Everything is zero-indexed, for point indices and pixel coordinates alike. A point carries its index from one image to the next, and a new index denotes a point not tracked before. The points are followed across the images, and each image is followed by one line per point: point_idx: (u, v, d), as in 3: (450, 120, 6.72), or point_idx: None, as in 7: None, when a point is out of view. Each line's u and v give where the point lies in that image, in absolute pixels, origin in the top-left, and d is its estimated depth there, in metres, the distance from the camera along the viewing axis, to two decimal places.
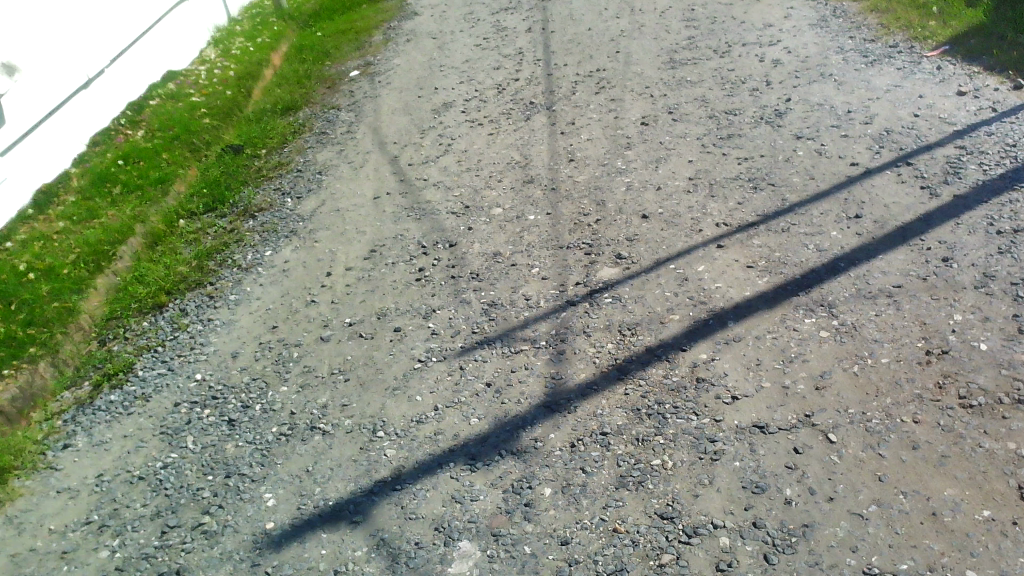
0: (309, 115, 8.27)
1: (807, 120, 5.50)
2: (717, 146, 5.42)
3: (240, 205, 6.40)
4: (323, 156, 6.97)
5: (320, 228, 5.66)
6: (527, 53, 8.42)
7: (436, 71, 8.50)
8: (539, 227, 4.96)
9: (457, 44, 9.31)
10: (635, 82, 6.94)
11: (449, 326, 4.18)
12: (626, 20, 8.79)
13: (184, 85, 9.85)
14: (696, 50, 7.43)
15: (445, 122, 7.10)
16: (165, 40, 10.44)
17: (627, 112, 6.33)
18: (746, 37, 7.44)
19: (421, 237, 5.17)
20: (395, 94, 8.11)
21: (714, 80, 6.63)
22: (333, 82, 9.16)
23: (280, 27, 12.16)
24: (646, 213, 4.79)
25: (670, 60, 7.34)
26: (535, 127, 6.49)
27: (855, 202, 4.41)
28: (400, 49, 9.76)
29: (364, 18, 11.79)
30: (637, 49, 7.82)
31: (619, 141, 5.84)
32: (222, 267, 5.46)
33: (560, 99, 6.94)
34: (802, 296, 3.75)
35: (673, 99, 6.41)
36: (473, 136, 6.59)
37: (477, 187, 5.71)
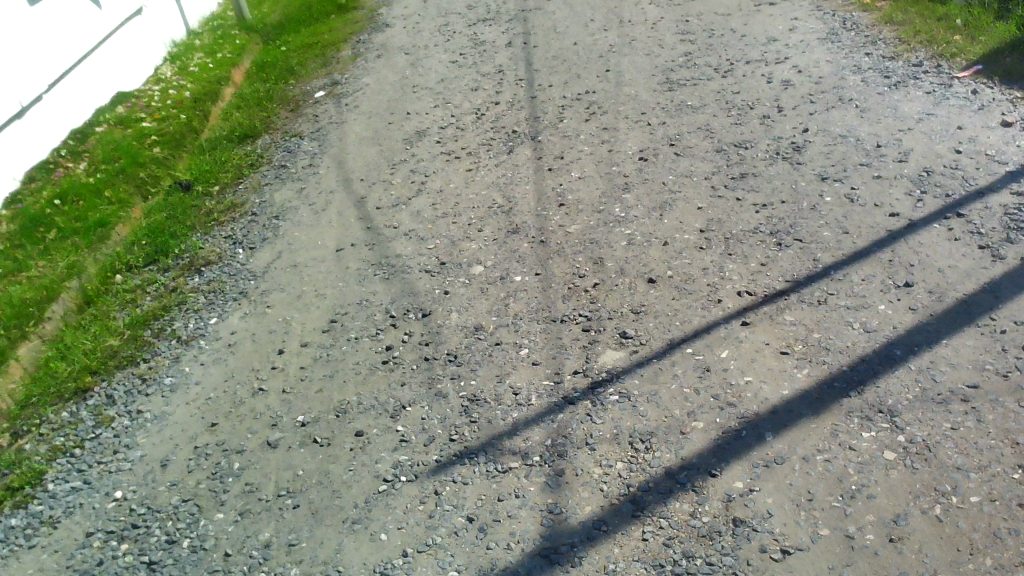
0: (269, 143, 7.51)
1: (830, 157, 4.81)
2: (728, 190, 4.73)
3: (185, 257, 5.64)
4: (281, 196, 6.22)
5: (274, 288, 4.90)
6: (508, 71, 7.71)
7: (410, 92, 7.77)
8: (527, 292, 4.24)
9: (431, 61, 8.58)
10: (630, 107, 6.24)
11: (421, 429, 3.45)
12: (614, 32, 8.09)
13: (134, 108, 9.04)
14: (694, 69, 6.75)
15: (418, 153, 6.37)
16: (115, 59, 9.60)
17: (622, 144, 5.63)
18: (749, 54, 6.76)
19: (390, 303, 4.43)
20: (363, 120, 7.37)
21: (717, 105, 5.94)
22: (297, 105, 8.40)
23: (242, 41, 11.42)
24: (652, 275, 4.08)
25: (666, 80, 6.65)
26: (519, 161, 5.78)
27: (902, 266, 3.72)
28: (371, 66, 9.03)
29: (332, 29, 11.03)
30: (628, 67, 7.13)
31: (616, 181, 5.14)
32: (158, 338, 4.70)
33: (545, 127, 6.24)
34: (854, 396, 3.05)
35: (673, 128, 5.71)
36: (450, 172, 5.86)
37: (455, 237, 4.98)
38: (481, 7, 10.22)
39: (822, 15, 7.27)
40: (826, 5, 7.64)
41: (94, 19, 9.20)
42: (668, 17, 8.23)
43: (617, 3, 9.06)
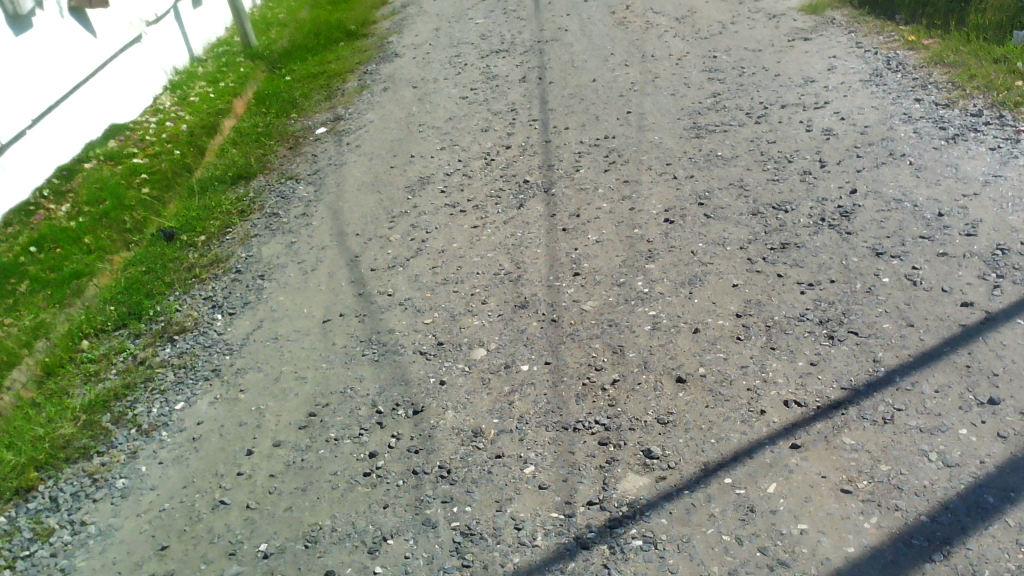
0: (263, 185, 6.99)
1: (884, 226, 4.21)
2: (767, 263, 4.14)
3: (159, 321, 5.09)
4: (269, 250, 5.68)
5: (250, 367, 4.34)
6: (521, 110, 7.16)
7: (415, 131, 7.25)
8: (534, 386, 3.66)
9: (440, 96, 8.07)
10: (653, 156, 5.67)
11: (404, 572, 2.86)
12: (636, 68, 7.54)
13: (126, 142, 8.56)
14: (723, 112, 6.18)
15: (421, 203, 5.83)
16: (110, 89, 9.13)
17: (646, 201, 5.06)
18: (785, 97, 6.19)
19: (378, 393, 3.86)
20: (364, 162, 6.85)
21: (750, 157, 5.36)
22: (297, 143, 7.90)
23: (246, 69, 10.99)
24: (680, 373, 3.49)
25: (693, 124, 6.08)
26: (530, 217, 5.22)
27: (984, 375, 3.11)
28: (377, 100, 8.52)
29: (340, 58, 10.57)
30: (651, 108, 6.56)
31: (639, 247, 4.56)
32: (116, 425, 4.14)
33: (560, 177, 5.67)
34: (940, 562, 2.45)
35: (702, 183, 5.13)
36: (454, 228, 5.31)
37: (456, 310, 4.41)
38: (495, 37, 9.72)
39: (863, 55, 6.70)
40: (866, 42, 7.07)
41: (89, 49, 8.73)
42: (694, 52, 7.68)
43: (639, 35, 8.52)
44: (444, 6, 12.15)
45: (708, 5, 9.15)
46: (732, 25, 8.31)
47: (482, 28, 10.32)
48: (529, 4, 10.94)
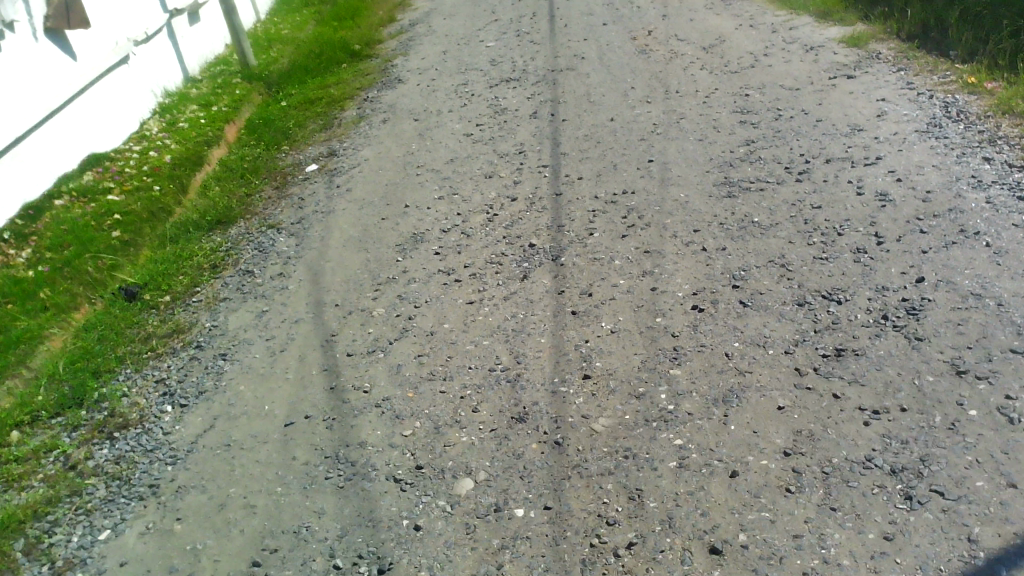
0: (241, 234, 6.30)
1: (964, 331, 3.46)
2: (820, 376, 3.39)
3: (102, 409, 4.38)
4: (235, 320, 4.98)
5: (192, 485, 3.62)
6: (529, 153, 6.44)
7: (413, 174, 6.54)
8: (530, 542, 2.93)
9: (443, 131, 7.36)
10: (679, 219, 4.93)
11: None
12: (658, 107, 6.81)
13: (104, 175, 7.91)
14: (758, 166, 5.43)
15: (411, 266, 5.12)
16: (91, 116, 8.47)
17: (670, 280, 4.32)
18: (829, 149, 5.44)
19: (339, 538, 3.14)
20: (353, 210, 6.14)
21: (792, 226, 4.62)
22: (284, 182, 7.22)
23: (242, 91, 10.38)
24: (715, 540, 2.75)
25: (724, 179, 5.34)
26: (535, 293, 4.49)
27: None
28: (374, 133, 7.84)
29: (340, 82, 9.92)
30: (676, 156, 5.82)
31: (662, 343, 3.82)
32: (28, 559, 3.43)
33: (571, 241, 4.94)
34: None
35: (736, 259, 4.39)
36: (447, 304, 4.58)
37: (441, 417, 3.69)
38: (505, 64, 9.01)
39: (916, 99, 5.95)
40: (918, 82, 6.31)
41: (68, 74, 8.07)
42: (723, 88, 6.94)
43: (661, 66, 7.80)
44: (453, 26, 11.46)
45: (737, 34, 8.41)
46: (764, 57, 7.57)
47: (492, 52, 9.62)
48: (544, 26, 10.23)
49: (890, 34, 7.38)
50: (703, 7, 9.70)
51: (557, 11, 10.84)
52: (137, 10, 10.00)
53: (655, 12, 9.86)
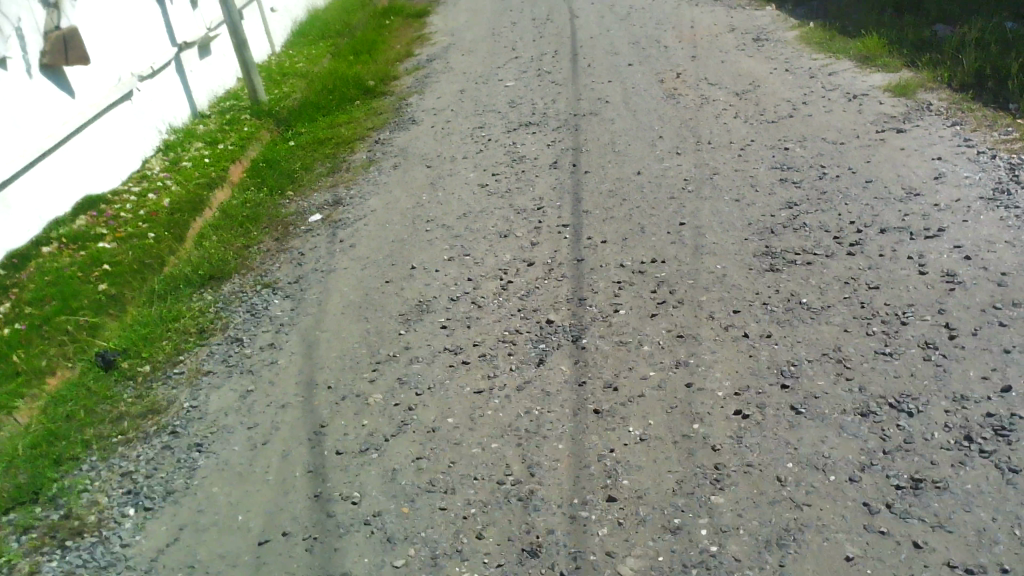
0: (234, 294, 5.80)
1: None
2: (894, 517, 2.82)
3: (59, 507, 3.84)
4: (217, 401, 4.46)
5: None
6: (549, 209, 5.93)
7: (422, 230, 6.05)
8: None
9: (457, 181, 6.88)
10: (716, 296, 4.39)
11: None
12: (689, 160, 6.29)
13: (98, 220, 7.47)
14: (803, 233, 4.89)
15: (415, 342, 4.59)
16: (90, 156, 8.04)
17: (707, 375, 3.77)
18: (882, 216, 4.89)
19: None
20: (356, 270, 5.64)
21: (845, 309, 4.06)
22: (285, 233, 6.75)
23: (250, 129, 9.99)
24: None
25: (765, 249, 4.79)
26: (553, 384, 3.94)
27: None
28: (384, 179, 7.37)
29: (352, 121, 9.51)
30: (710, 218, 5.28)
31: (700, 459, 3.26)
32: None
33: (594, 319, 4.41)
34: None
35: (784, 351, 3.84)
36: (452, 392, 4.05)
37: (441, 544, 3.14)
38: (525, 106, 8.55)
39: (977, 159, 5.39)
40: (977, 138, 5.75)
41: (64, 112, 7.66)
42: (760, 140, 6.42)
43: (692, 114, 7.29)
44: (471, 62, 11.05)
45: (772, 78, 7.91)
46: (803, 105, 7.04)
47: (511, 92, 9.16)
48: (566, 65, 9.78)
49: (940, 83, 6.85)
50: (733, 49, 9.22)
51: (580, 49, 10.39)
52: (144, 44, 9.65)
53: (684, 53, 9.39)
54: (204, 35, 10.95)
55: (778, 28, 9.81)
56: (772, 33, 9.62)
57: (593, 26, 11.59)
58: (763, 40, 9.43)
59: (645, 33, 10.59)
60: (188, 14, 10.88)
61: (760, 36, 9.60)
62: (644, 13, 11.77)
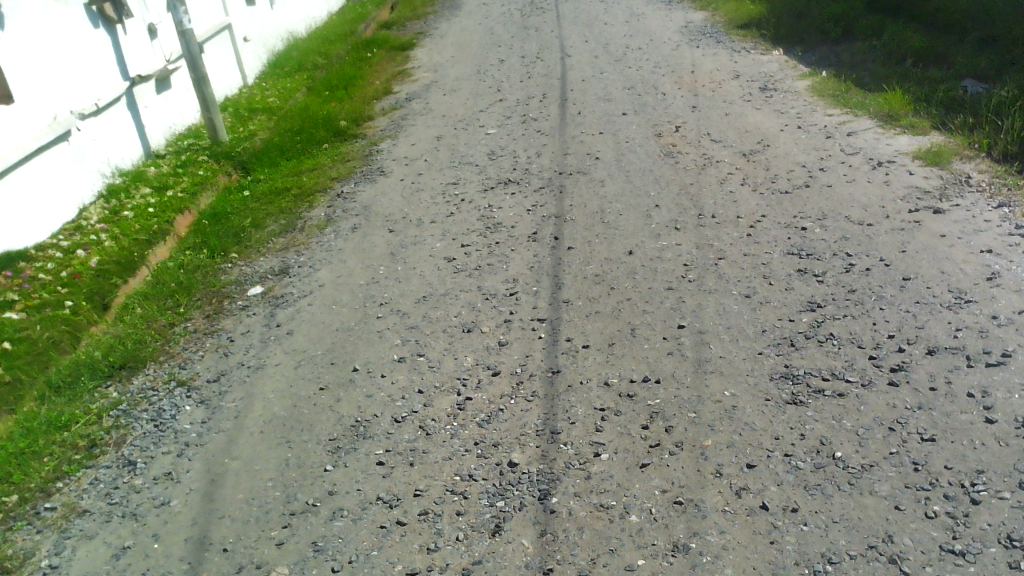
0: (143, 392, 4.83)
1: None
2: None
3: None
4: (84, 559, 3.48)
5: None
6: (523, 297, 5.02)
7: (373, 316, 5.12)
8: None
9: (421, 251, 5.96)
10: (725, 439, 3.44)
11: None
12: (689, 238, 5.39)
13: (12, 282, 6.45)
14: (829, 349, 3.97)
15: (343, 482, 3.63)
16: (10, 207, 7.08)
17: (715, 571, 2.82)
18: (929, 329, 3.97)
19: None
20: (288, 369, 4.69)
21: (893, 472, 3.13)
22: (218, 309, 5.80)
23: (205, 172, 9.10)
24: None
25: (785, 370, 3.86)
26: (512, 569, 2.99)
27: None
28: (341, 243, 6.46)
29: (316, 169, 8.64)
30: (716, 320, 4.37)
31: None
32: None
33: (568, 465, 3.46)
34: None
35: (818, 537, 2.89)
36: (379, 571, 3.09)
37: None
38: (506, 158, 7.66)
39: None
40: None
41: None
42: (771, 216, 5.53)
43: (693, 177, 6.41)
44: (452, 104, 10.20)
45: (783, 136, 7.04)
46: (820, 171, 6.16)
47: (493, 141, 8.29)
48: (555, 112, 8.92)
49: (978, 151, 5.98)
50: (738, 99, 8.38)
51: (570, 93, 9.55)
52: (89, 78, 8.73)
53: (683, 102, 8.54)
54: (162, 68, 10.06)
55: (786, 76, 8.98)
56: (779, 82, 8.80)
57: (586, 66, 10.77)
58: (771, 89, 8.60)
59: (641, 77, 9.76)
60: (146, 44, 10.00)
61: (767, 85, 8.77)
62: (640, 54, 10.96)
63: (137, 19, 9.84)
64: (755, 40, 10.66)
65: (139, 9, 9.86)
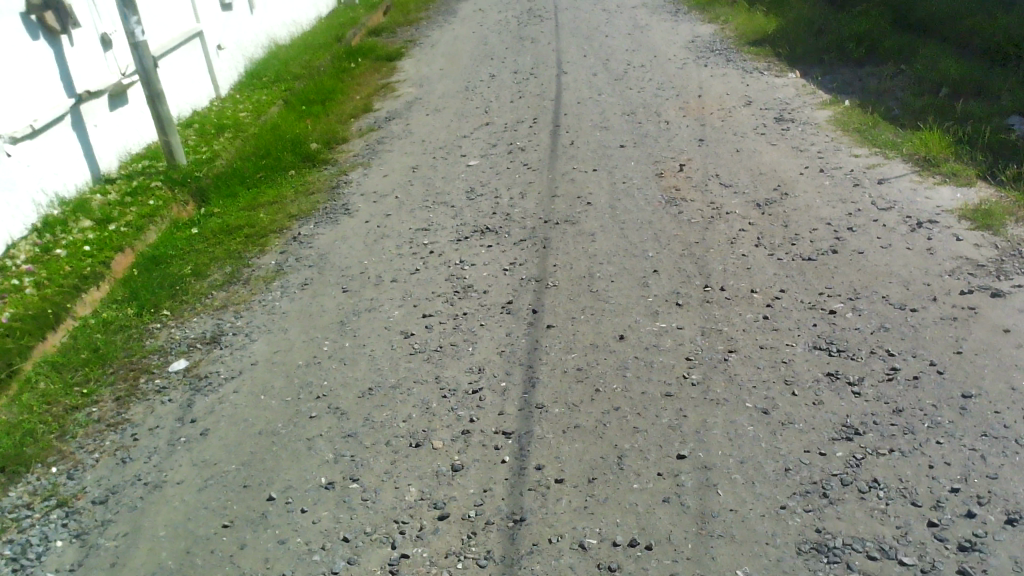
0: (13, 512, 3.86)
1: None
2: None
3: None
4: None
5: None
6: (489, 396, 4.10)
7: (305, 415, 4.20)
8: None
9: (376, 322, 5.05)
10: None
11: None
12: (693, 320, 4.47)
13: None
14: (873, 504, 3.05)
15: None
16: None
17: None
18: (1006, 481, 3.05)
19: None
20: (190, 491, 3.77)
21: None
22: (131, 391, 4.87)
23: (156, 202, 8.20)
24: None
25: (817, 539, 2.93)
26: None
27: None
28: (285, 304, 5.54)
29: (277, 202, 7.74)
30: (725, 449, 3.44)
31: None
32: None
33: None
34: None
35: None
36: None
37: None
38: (486, 198, 6.75)
39: None
40: None
41: None
42: (791, 293, 4.60)
43: (698, 234, 5.49)
44: (434, 127, 9.27)
45: (803, 181, 6.12)
46: (849, 231, 5.24)
47: (473, 176, 7.37)
48: (545, 141, 8.00)
49: None
50: (750, 132, 7.44)
51: (563, 118, 8.62)
52: (27, 96, 7.81)
53: (688, 132, 7.60)
54: (115, 82, 9.14)
55: (804, 104, 8.06)
56: (796, 112, 7.86)
57: (583, 86, 9.85)
58: (787, 120, 7.66)
59: (642, 101, 8.83)
60: (98, 55, 9.07)
61: (782, 115, 7.84)
62: (643, 73, 10.02)
63: (87, 28, 8.91)
64: (768, 60, 9.73)
65: (90, 17, 8.93)
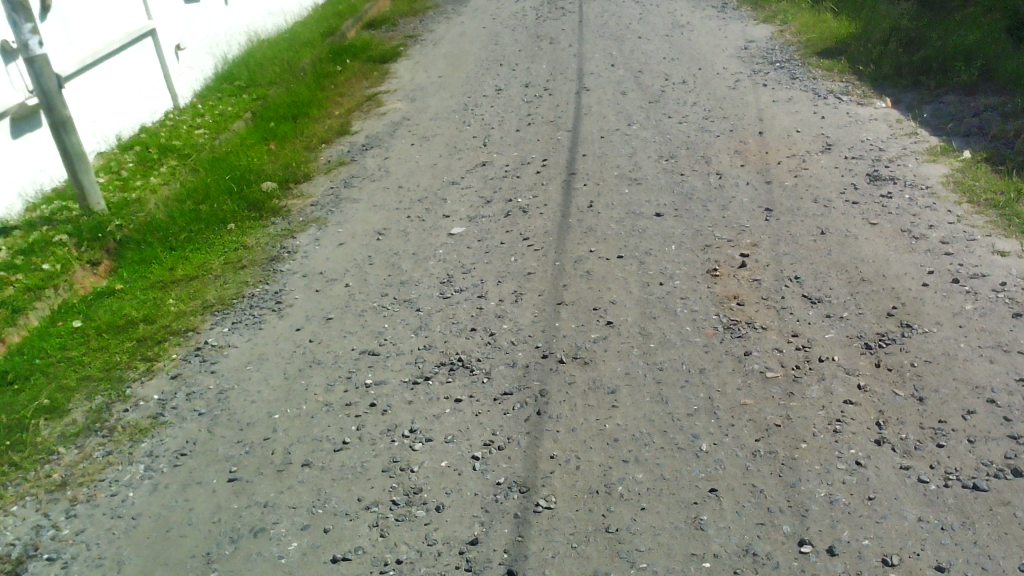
0: None
1: None
2: None
3: None
4: None
5: None
6: None
7: None
8: None
9: (259, 565, 3.12)
10: None
11: None
12: None
13: None
14: None
15: None
16: None
17: None
18: None
19: None
20: None
21: None
22: None
23: (52, 264, 6.05)
24: None
25: None
26: None
27: None
28: (141, 501, 3.62)
29: (200, 279, 5.80)
30: None
31: None
32: None
33: None
34: None
35: None
36: None
37: None
38: (467, 299, 4.79)
39: None
40: None
41: None
42: None
43: (780, 409, 3.50)
44: (418, 164, 7.31)
45: (932, 301, 4.10)
46: None
47: (454, 253, 5.42)
48: (555, 197, 6.00)
49: None
50: (836, 197, 5.40)
51: (581, 160, 6.61)
52: None
53: (750, 195, 5.57)
54: (20, 103, 7.23)
55: (904, 152, 5.98)
56: (896, 165, 5.79)
57: (608, 109, 7.82)
58: (886, 177, 5.61)
59: (685, 137, 6.78)
60: None
61: (877, 168, 5.77)
62: (684, 93, 7.96)
63: None
64: (846, 80, 7.62)
65: None
